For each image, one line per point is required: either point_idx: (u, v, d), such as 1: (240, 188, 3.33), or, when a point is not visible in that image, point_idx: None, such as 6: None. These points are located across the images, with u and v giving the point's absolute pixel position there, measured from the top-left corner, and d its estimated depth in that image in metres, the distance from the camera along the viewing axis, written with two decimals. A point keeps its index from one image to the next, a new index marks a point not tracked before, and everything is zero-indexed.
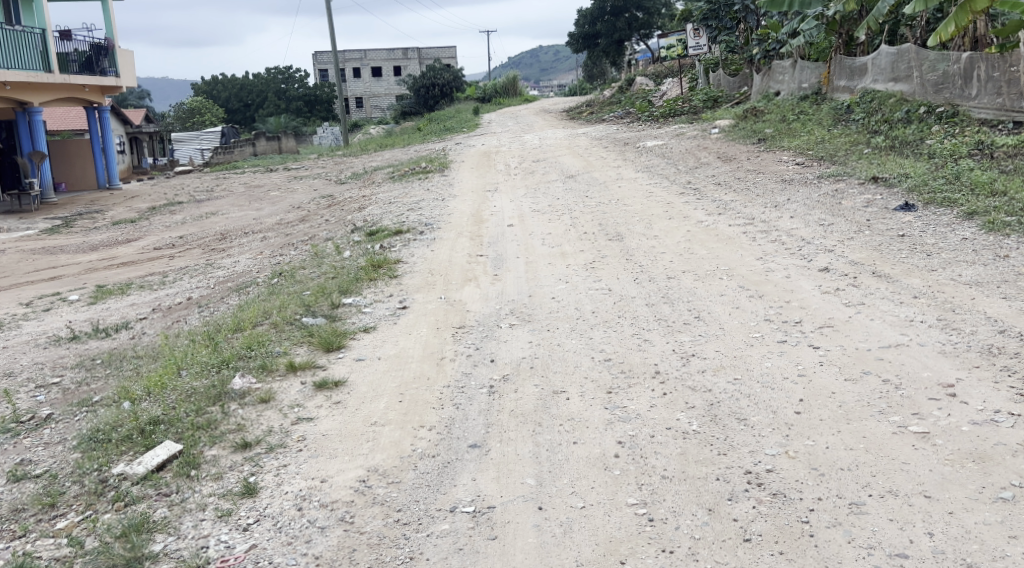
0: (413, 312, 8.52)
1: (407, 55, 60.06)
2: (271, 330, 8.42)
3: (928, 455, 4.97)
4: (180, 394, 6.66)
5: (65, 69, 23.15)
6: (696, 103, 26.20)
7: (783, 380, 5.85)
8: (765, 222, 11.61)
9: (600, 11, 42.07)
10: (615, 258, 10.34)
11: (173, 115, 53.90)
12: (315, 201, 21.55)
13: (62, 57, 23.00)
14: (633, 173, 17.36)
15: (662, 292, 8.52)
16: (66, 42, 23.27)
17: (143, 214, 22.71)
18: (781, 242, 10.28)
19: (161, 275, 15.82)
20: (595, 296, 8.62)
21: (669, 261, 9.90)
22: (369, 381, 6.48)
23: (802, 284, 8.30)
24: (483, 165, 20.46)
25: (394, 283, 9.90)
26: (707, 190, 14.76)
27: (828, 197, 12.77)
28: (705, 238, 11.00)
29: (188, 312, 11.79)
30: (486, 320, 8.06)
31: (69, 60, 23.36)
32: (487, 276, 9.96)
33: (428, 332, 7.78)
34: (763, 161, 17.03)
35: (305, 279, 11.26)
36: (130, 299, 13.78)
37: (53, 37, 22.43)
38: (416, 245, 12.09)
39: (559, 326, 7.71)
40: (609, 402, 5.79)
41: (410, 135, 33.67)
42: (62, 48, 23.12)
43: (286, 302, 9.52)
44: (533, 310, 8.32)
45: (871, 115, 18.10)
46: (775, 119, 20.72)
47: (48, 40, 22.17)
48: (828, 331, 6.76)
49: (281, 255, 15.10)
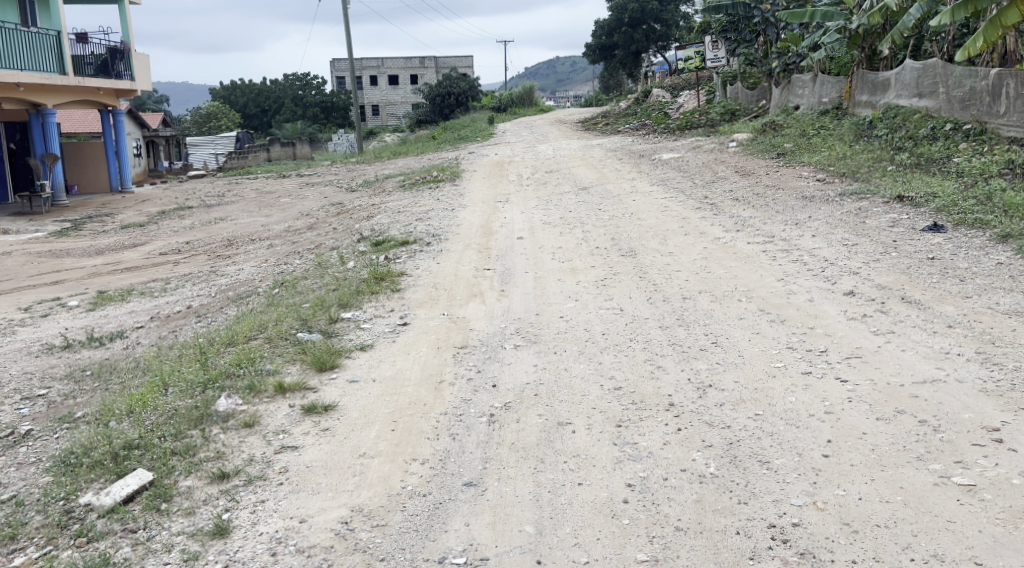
0: (414, 330, 8.08)
1: (424, 63, 59.90)
2: (265, 346, 8.00)
3: (975, 513, 4.49)
4: (161, 414, 6.24)
5: (80, 71, 22.88)
6: (713, 116, 25.78)
7: (808, 417, 5.37)
8: (786, 240, 11.16)
9: (617, 23, 41.73)
10: (627, 275, 9.90)
11: (189, 119, 53.80)
12: (325, 208, 21.21)
13: (77, 59, 22.73)
14: (648, 186, 16.93)
15: (677, 314, 8.06)
16: (82, 45, 23.00)
17: (152, 218, 22.40)
18: (802, 262, 9.82)
19: (164, 281, 15.45)
20: (607, 316, 8.16)
21: (684, 280, 9.46)
22: (362, 405, 6.05)
23: (826, 309, 7.83)
24: (495, 174, 20.09)
25: (396, 297, 9.47)
26: (725, 205, 14.31)
27: (851, 215, 12.30)
28: (722, 255, 10.55)
29: (186, 321, 11.39)
30: (489, 340, 7.62)
31: (84, 63, 23.09)
32: (494, 292, 9.52)
33: (428, 351, 7.33)
34: (783, 176, 16.56)
35: (307, 290, 10.85)
36: (129, 307, 13.39)
37: (68, 39, 22.16)
38: (422, 257, 11.68)
39: (567, 348, 7.26)
40: (618, 437, 5.33)
41: (424, 143, 33.34)
42: (78, 51, 22.85)
43: (284, 314, 9.09)
44: (540, 330, 7.87)
45: (895, 131, 17.61)
46: (795, 133, 20.25)
47: (63, 42, 21.89)
48: (856, 362, 6.29)
49: (287, 264, 14.71)
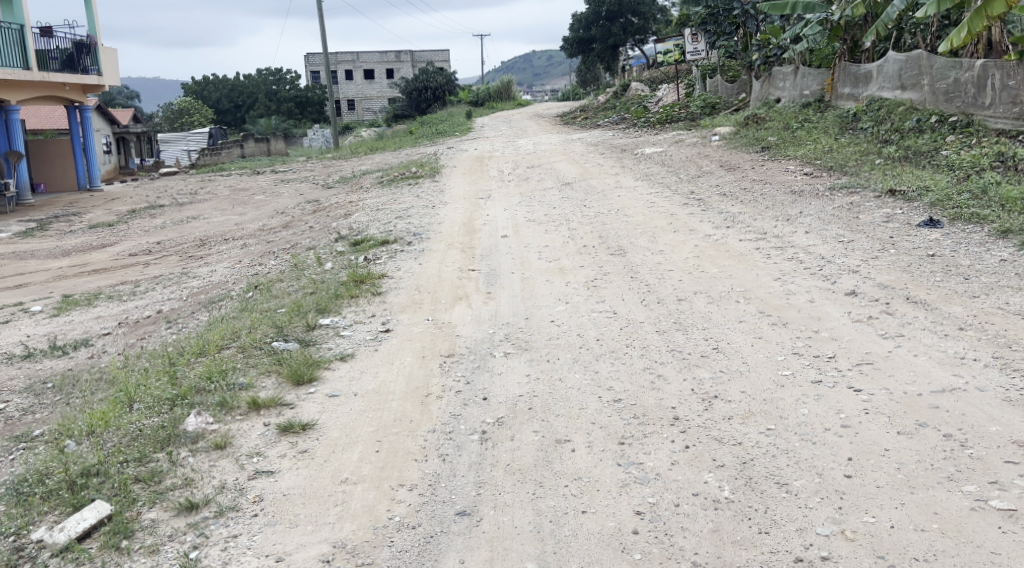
0: (397, 337, 7.66)
1: (400, 57, 59.18)
2: (238, 356, 7.58)
3: (1019, 542, 4.15)
4: (123, 434, 5.79)
5: (45, 66, 22.21)
6: (693, 110, 25.46)
7: (825, 431, 5.02)
8: (779, 237, 10.81)
9: (594, 16, 41.31)
10: (618, 276, 9.52)
11: (162, 115, 52.92)
12: (301, 206, 20.70)
13: (42, 55, 22.06)
14: (632, 181, 16.58)
15: (673, 317, 7.68)
16: (47, 39, 22.32)
17: (122, 218, 21.82)
18: (798, 260, 9.47)
19: (133, 284, 14.93)
20: (600, 320, 7.77)
21: (678, 280, 9.09)
22: (344, 423, 5.64)
23: (829, 310, 7.48)
24: (475, 170, 19.67)
25: (377, 301, 9.04)
26: (712, 201, 13.96)
27: (843, 210, 11.98)
28: (715, 253, 10.19)
29: (155, 327, 10.92)
30: (477, 348, 7.22)
31: (50, 57, 22.42)
32: (479, 295, 9.12)
33: (413, 361, 6.92)
34: (769, 170, 16.25)
35: (282, 294, 10.40)
36: (96, 311, 12.89)
37: (32, 33, 21.48)
38: (403, 258, 11.24)
39: (560, 356, 6.86)
40: (621, 457, 4.96)
41: (401, 139, 32.83)
42: (42, 45, 22.17)
43: (257, 321, 8.67)
44: (529, 336, 7.47)
45: (880, 124, 17.34)
46: (778, 126, 19.96)
47: (27, 36, 21.20)
48: (869, 369, 5.93)
49: (260, 265, 14.24)
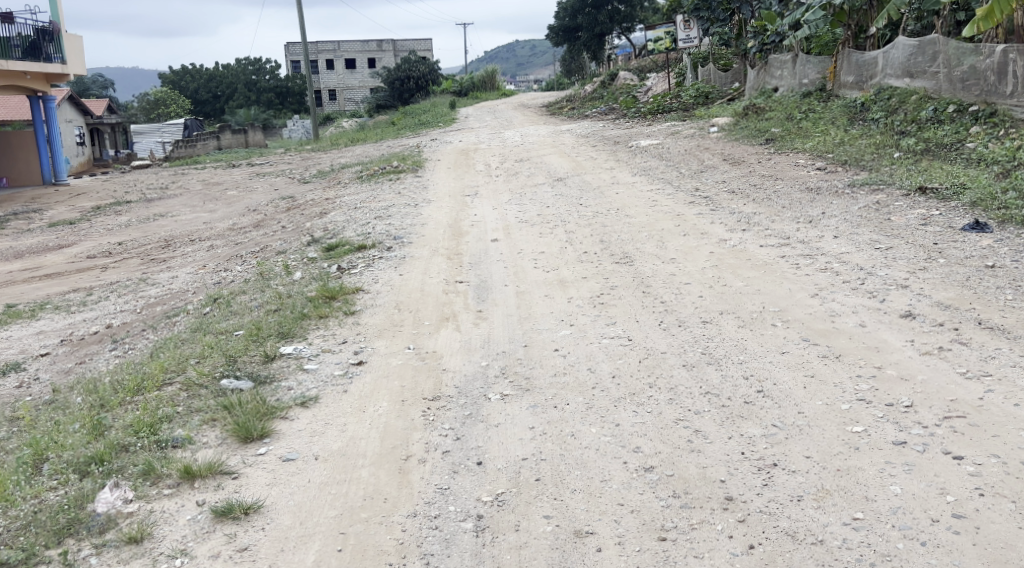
0: (371, 373, 6.44)
1: (382, 47, 57.65)
2: (181, 399, 6.46)
3: None
4: (11, 515, 4.64)
5: (6, 55, 20.77)
6: (686, 99, 24.19)
7: (932, 527, 4.13)
8: (804, 242, 9.56)
9: (580, 4, 39.93)
10: (628, 291, 8.28)
11: (137, 106, 51.30)
12: (274, 202, 19.40)
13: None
14: (629, 176, 15.36)
15: (700, 346, 6.45)
16: (7, 25, 20.78)
17: (85, 215, 20.47)
18: (833, 271, 8.25)
19: (86, 291, 13.65)
20: (613, 351, 6.53)
21: (698, 298, 7.85)
22: (299, 503, 4.59)
23: (888, 338, 6.23)
24: (461, 164, 18.45)
25: (349, 324, 7.77)
26: (721, 199, 12.76)
27: (871, 210, 10.77)
28: (736, 263, 8.96)
29: (98, 350, 9.71)
30: (468, 389, 5.98)
31: (11, 45, 20.98)
32: (468, 315, 7.88)
33: (390, 408, 5.67)
34: (777, 164, 15.08)
35: (242, 311, 9.14)
36: (38, 327, 11.65)
37: None
38: (380, 266, 9.96)
39: (569, 401, 5.62)
40: (667, 563, 4.10)
41: (383, 129, 31.40)
42: (3, 31, 20.67)
43: (208, 352, 7.52)
44: (530, 373, 6.25)
45: (892, 114, 16.13)
46: (780, 116, 18.77)
47: None
48: (962, 424, 4.74)
49: (225, 271, 12.97)
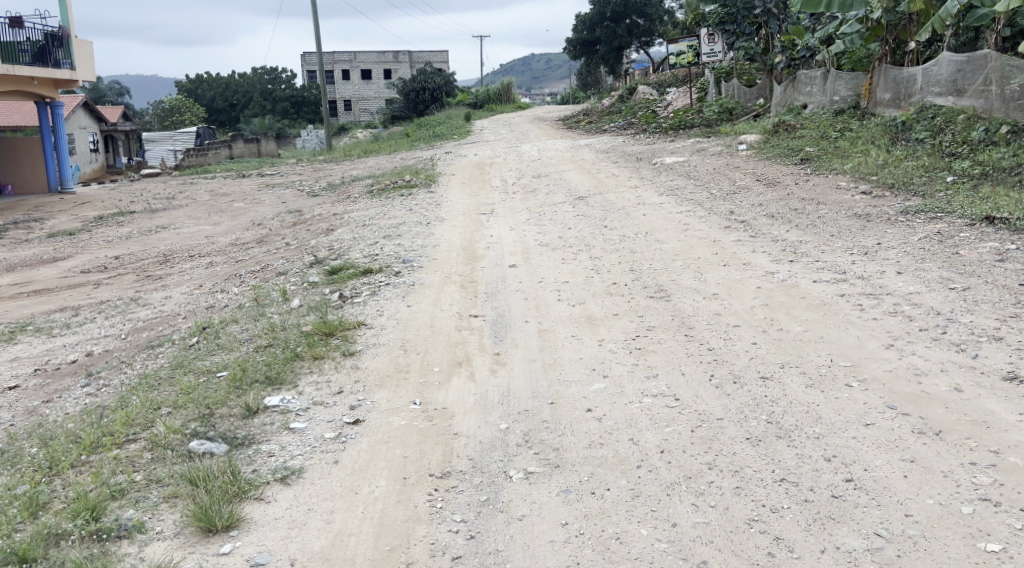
0: (367, 437, 5.41)
1: (398, 57, 56.77)
2: (140, 463, 5.50)
3: None
4: None
5: (15, 60, 19.79)
6: (709, 114, 23.00)
7: None
8: (864, 278, 8.40)
9: (599, 17, 38.84)
10: (668, 333, 7.17)
11: (149, 113, 50.41)
12: (280, 216, 18.39)
13: (10, 47, 19.62)
14: (656, 196, 14.28)
15: (763, 413, 5.32)
16: (17, 30, 19.90)
17: (86, 225, 19.53)
18: (905, 315, 7.11)
19: (73, 311, 12.66)
20: (658, 416, 5.42)
21: (752, 347, 6.76)
22: None
23: (996, 410, 5.12)
24: (476, 178, 17.43)
25: (346, 368, 6.69)
26: (760, 224, 11.69)
27: (933, 241, 9.67)
28: (789, 301, 7.86)
29: (72, 383, 8.71)
30: (484, 464, 5.02)
31: (20, 50, 20.03)
32: (484, 358, 6.82)
33: (388, 489, 4.84)
34: (817, 187, 13.97)
35: (229, 346, 8.09)
36: (14, 353, 10.66)
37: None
38: (386, 295, 8.90)
39: (609, 485, 4.74)
40: None
41: (396, 141, 30.47)
42: (12, 36, 19.76)
43: (183, 398, 6.52)
44: (559, 442, 5.18)
45: (938, 134, 14.93)
46: (813, 135, 17.66)
47: None
48: None
49: (221, 293, 11.97)
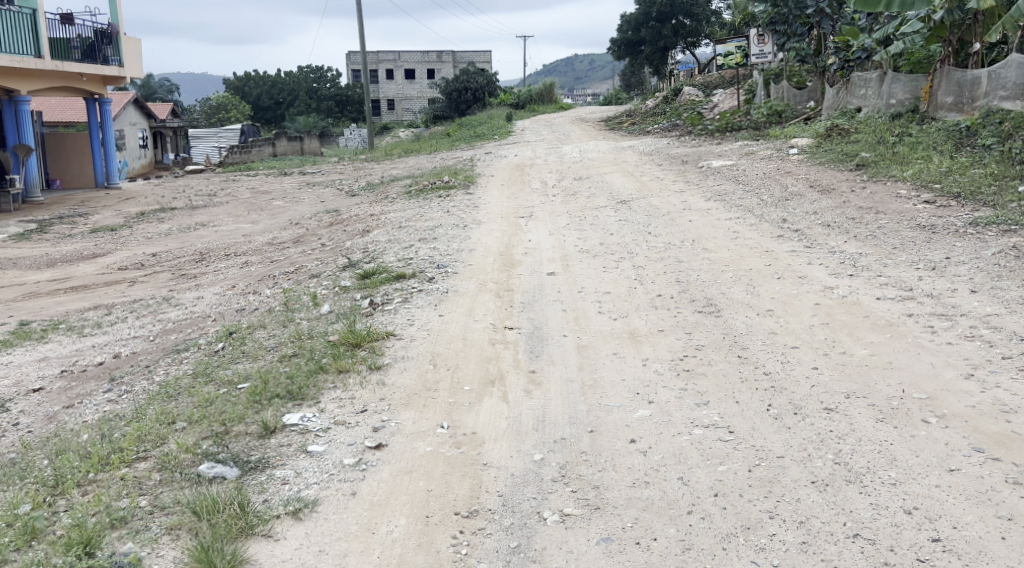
0: (388, 465, 4.96)
1: (442, 57, 56.53)
2: (145, 485, 5.08)
3: None
4: None
5: (65, 57, 19.63)
6: (757, 116, 22.25)
7: None
8: (933, 296, 7.76)
9: (644, 17, 38.20)
10: (719, 354, 6.63)
11: (196, 110, 50.57)
12: (317, 216, 18.04)
13: (61, 44, 19.46)
14: (702, 201, 13.67)
15: (829, 452, 4.81)
16: (68, 27, 19.74)
17: (128, 221, 19.36)
18: (985, 340, 6.48)
19: (106, 310, 12.36)
20: (710, 452, 4.90)
21: (813, 373, 6.20)
22: None
23: None
24: (517, 180, 16.91)
25: (372, 384, 6.22)
26: (816, 233, 11.07)
27: (1007, 255, 9.00)
28: (852, 320, 7.24)
29: (96, 388, 8.36)
30: (517, 502, 4.61)
31: (71, 47, 19.87)
32: (519, 376, 6.32)
33: (408, 530, 4.44)
34: (874, 194, 13.27)
35: (254, 354, 7.67)
36: (43, 353, 10.35)
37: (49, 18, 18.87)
38: (419, 303, 8.43)
39: (657, 533, 4.35)
40: None
41: (438, 141, 30.08)
42: (63, 34, 19.59)
43: (198, 412, 6.09)
44: (600, 480, 4.73)
45: (1006, 141, 14.16)
46: (868, 139, 16.88)
47: (43, 22, 18.55)
48: None
49: (254, 295, 11.59)
